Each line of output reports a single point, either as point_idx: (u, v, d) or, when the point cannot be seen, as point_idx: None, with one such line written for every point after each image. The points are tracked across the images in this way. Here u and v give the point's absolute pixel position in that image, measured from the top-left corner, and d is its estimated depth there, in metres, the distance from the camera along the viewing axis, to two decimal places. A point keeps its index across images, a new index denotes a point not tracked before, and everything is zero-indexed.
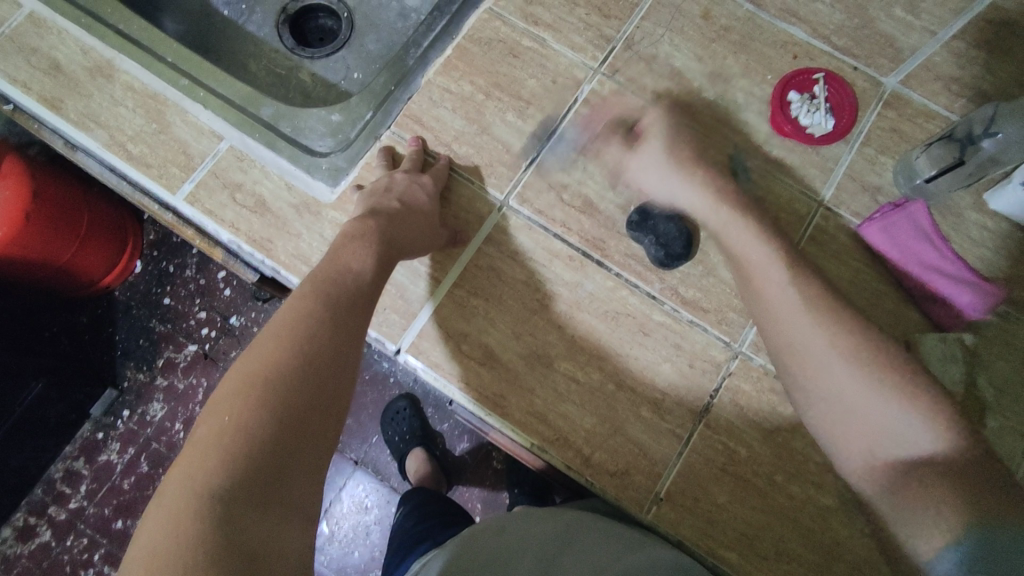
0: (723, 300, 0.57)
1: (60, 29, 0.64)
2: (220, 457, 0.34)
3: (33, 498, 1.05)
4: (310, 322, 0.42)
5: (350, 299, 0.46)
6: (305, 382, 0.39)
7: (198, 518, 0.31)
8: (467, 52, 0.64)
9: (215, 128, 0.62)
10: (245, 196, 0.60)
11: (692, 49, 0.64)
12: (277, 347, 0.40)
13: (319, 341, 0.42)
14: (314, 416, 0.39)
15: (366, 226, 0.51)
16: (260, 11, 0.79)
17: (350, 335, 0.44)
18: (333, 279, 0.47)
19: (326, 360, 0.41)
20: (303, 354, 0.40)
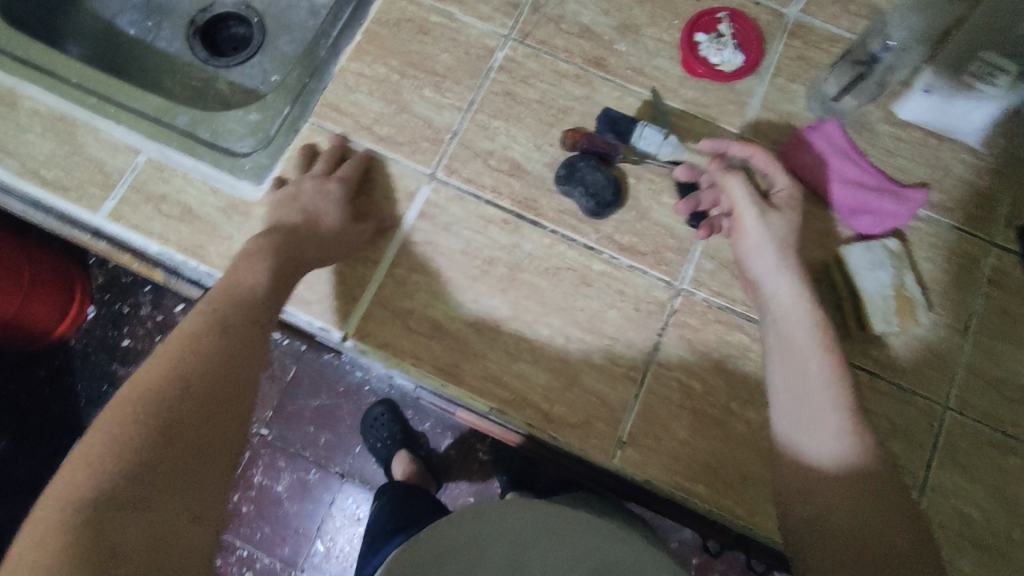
0: (658, 242, 0.59)
1: None
2: (95, 468, 0.38)
3: None
4: (195, 344, 0.44)
5: (244, 312, 0.48)
6: (182, 405, 0.42)
7: (68, 527, 0.35)
8: (377, 35, 0.64)
9: (130, 143, 0.61)
10: (170, 206, 0.60)
11: (598, 4, 0.65)
12: (165, 365, 0.43)
13: (205, 356, 0.44)
14: (190, 436, 0.41)
15: (266, 243, 0.51)
16: (168, 27, 0.78)
17: (238, 353, 0.46)
18: (226, 298, 0.48)
19: (210, 381, 0.43)
20: (184, 369, 0.43)
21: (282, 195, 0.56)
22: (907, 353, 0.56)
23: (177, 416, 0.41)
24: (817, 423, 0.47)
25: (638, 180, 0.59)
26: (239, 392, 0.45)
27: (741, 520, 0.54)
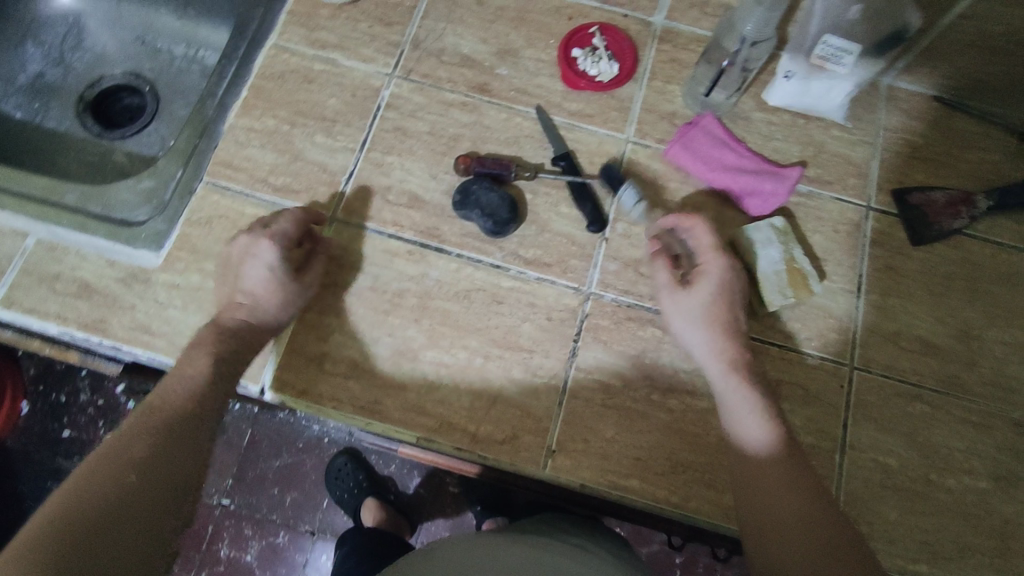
0: (562, 250, 0.60)
1: None
2: None
3: None
4: (135, 452, 0.42)
5: (182, 418, 0.46)
6: (103, 524, 0.39)
7: None
8: (263, 89, 0.65)
9: (17, 227, 0.60)
10: (66, 284, 0.59)
11: (475, 34, 0.68)
12: (88, 485, 0.40)
13: (139, 469, 0.42)
14: (112, 558, 0.38)
15: (212, 332, 0.51)
16: (57, 107, 0.77)
17: (176, 463, 0.44)
18: (166, 401, 0.46)
19: (142, 495, 0.41)
20: (112, 488, 0.40)
21: (229, 263, 0.55)
22: (810, 323, 0.58)
23: (96, 536, 0.38)
24: (746, 419, 0.50)
25: (534, 195, 0.62)
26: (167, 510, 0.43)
27: (679, 508, 0.54)
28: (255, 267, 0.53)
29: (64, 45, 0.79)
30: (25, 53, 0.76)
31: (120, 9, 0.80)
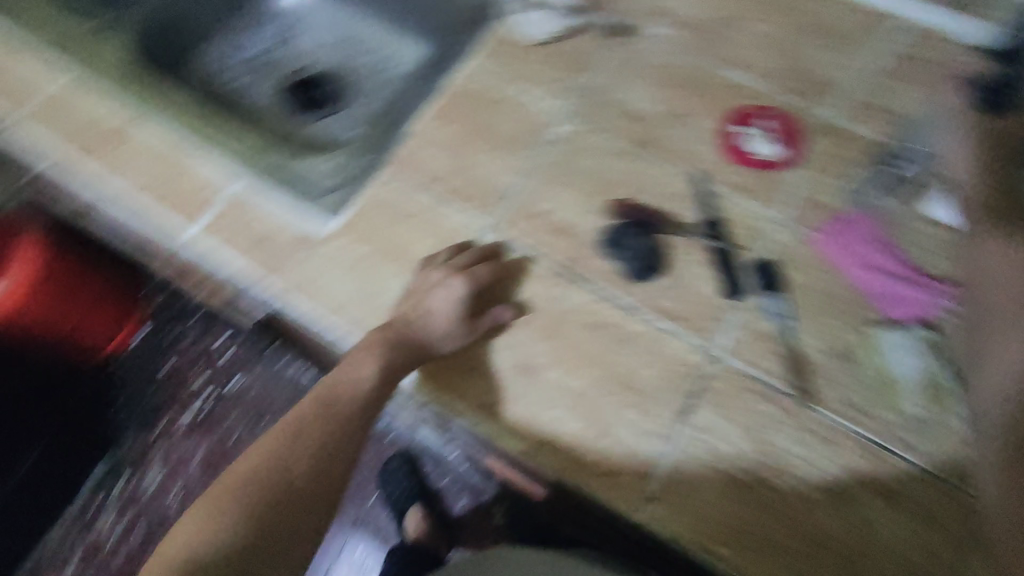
0: (695, 309, 0.62)
1: (90, 96, 0.73)
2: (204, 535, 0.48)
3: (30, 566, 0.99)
4: (310, 439, 0.53)
5: (352, 415, 0.56)
6: (282, 495, 0.50)
7: None
8: (451, 103, 0.73)
9: (222, 177, 0.69)
10: (250, 232, 0.66)
11: (650, 93, 0.73)
12: (271, 460, 0.52)
13: (311, 455, 0.53)
14: (288, 524, 0.50)
15: (381, 339, 0.58)
16: (266, 81, 0.91)
17: (339, 454, 0.54)
18: (340, 396, 0.57)
19: (315, 477, 0.52)
20: (287, 465, 0.52)
21: (419, 290, 0.61)
22: (940, 440, 0.56)
23: (276, 502, 0.50)
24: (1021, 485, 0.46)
25: (679, 250, 0.64)
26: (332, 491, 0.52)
27: None
28: (442, 295, 0.59)
29: (285, 35, 0.95)
30: (255, 39, 0.94)
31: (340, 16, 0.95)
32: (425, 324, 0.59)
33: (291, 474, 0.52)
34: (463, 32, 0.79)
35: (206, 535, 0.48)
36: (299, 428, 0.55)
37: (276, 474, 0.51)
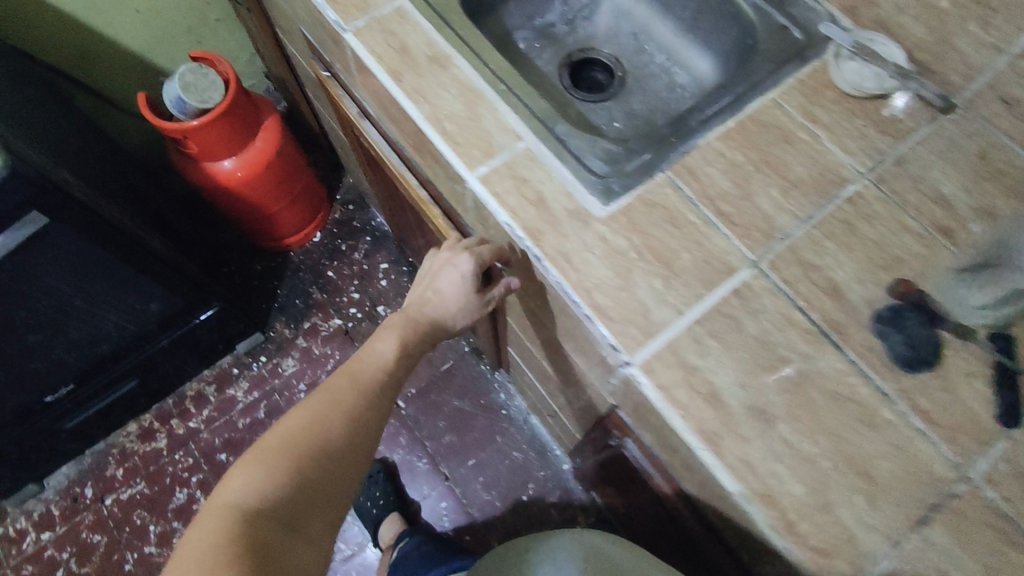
0: (959, 421, 0.57)
1: (416, 23, 0.78)
2: (253, 481, 0.59)
3: (273, 400, 1.50)
4: (347, 402, 0.68)
5: (374, 385, 0.72)
6: (323, 448, 0.63)
7: (230, 524, 0.56)
8: (746, 128, 0.72)
9: (516, 130, 0.72)
10: (529, 190, 0.69)
11: (963, 181, 0.67)
12: (311, 418, 0.65)
13: (345, 415, 0.67)
14: (325, 471, 0.62)
15: (394, 322, 0.80)
16: (549, 52, 0.94)
17: (371, 418, 0.69)
18: (364, 370, 0.72)
19: (354, 435, 0.66)
20: (330, 420, 0.66)
21: (443, 267, 0.81)
22: None
23: (319, 454, 0.63)
24: None
25: (954, 353, 0.60)
26: (356, 452, 0.65)
27: None
28: (449, 275, 0.79)
29: (579, 14, 0.97)
30: (550, 8, 0.96)
31: (634, 9, 0.95)
32: (434, 300, 0.81)
33: (323, 429, 0.64)
34: (772, 54, 0.77)
35: (250, 485, 0.59)
36: (325, 395, 0.69)
37: (314, 433, 0.64)
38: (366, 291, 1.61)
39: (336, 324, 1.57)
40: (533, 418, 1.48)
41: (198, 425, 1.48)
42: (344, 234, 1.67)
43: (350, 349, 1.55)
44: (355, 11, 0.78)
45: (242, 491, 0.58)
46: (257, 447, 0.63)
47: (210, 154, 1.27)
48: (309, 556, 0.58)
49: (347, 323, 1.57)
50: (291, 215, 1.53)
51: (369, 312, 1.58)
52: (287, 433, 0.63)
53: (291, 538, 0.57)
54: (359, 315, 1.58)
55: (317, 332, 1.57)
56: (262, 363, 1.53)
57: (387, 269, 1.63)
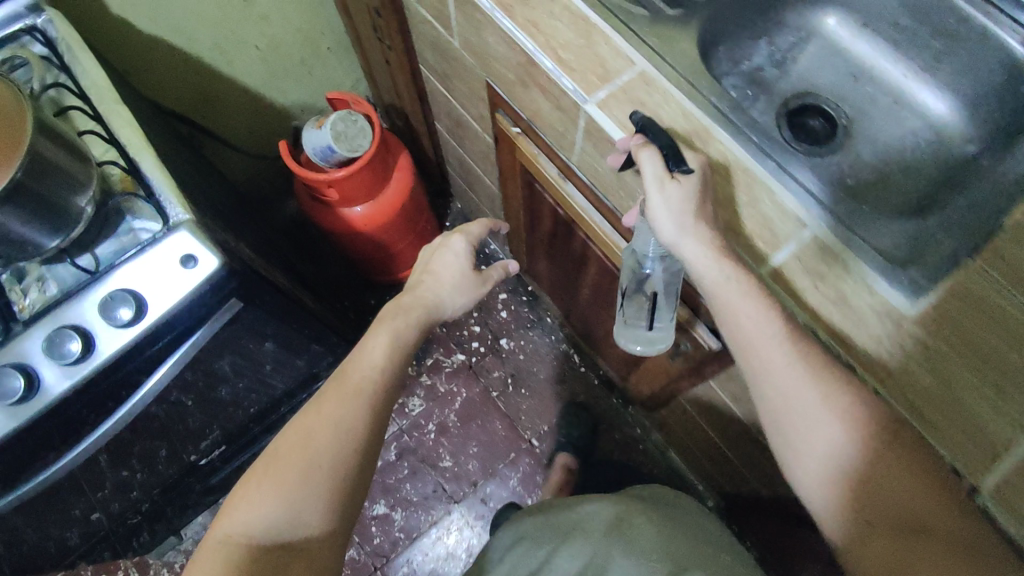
0: None
1: (665, 90, 0.70)
2: (246, 509, 0.68)
3: (401, 442, 1.46)
4: (329, 410, 0.73)
5: (359, 394, 0.75)
6: (300, 462, 0.69)
7: (223, 548, 0.65)
8: None
9: (801, 215, 0.65)
10: (828, 288, 0.63)
11: None
12: (291, 438, 0.71)
13: (329, 429, 0.72)
14: (289, 480, 0.69)
15: (385, 321, 0.84)
16: (764, 100, 0.85)
17: (347, 418, 0.73)
18: (350, 375, 0.77)
19: (327, 449, 0.71)
20: (314, 438, 0.71)
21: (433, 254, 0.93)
22: None
23: (296, 468, 0.69)
24: None
25: None
26: (342, 462, 0.71)
27: None
28: (439, 258, 0.93)
29: (789, 52, 0.88)
30: (756, 49, 0.87)
31: (852, 48, 0.87)
32: (429, 279, 0.91)
33: (336, 455, 0.70)
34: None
35: (265, 519, 0.67)
36: (327, 406, 0.73)
37: (304, 451, 0.70)
38: (486, 323, 1.55)
39: (459, 359, 1.52)
40: (671, 454, 1.42)
41: None
42: None
43: (475, 385, 1.50)
44: (596, 79, 0.71)
45: (268, 520, 0.67)
46: (269, 473, 0.69)
47: (349, 199, 1.21)
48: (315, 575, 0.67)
49: (470, 358, 1.52)
50: (411, 250, 1.47)
51: (492, 345, 1.53)
52: (295, 461, 0.69)
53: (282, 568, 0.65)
54: (481, 349, 1.53)
55: (440, 368, 1.51)
56: None
57: (505, 299, 1.57)
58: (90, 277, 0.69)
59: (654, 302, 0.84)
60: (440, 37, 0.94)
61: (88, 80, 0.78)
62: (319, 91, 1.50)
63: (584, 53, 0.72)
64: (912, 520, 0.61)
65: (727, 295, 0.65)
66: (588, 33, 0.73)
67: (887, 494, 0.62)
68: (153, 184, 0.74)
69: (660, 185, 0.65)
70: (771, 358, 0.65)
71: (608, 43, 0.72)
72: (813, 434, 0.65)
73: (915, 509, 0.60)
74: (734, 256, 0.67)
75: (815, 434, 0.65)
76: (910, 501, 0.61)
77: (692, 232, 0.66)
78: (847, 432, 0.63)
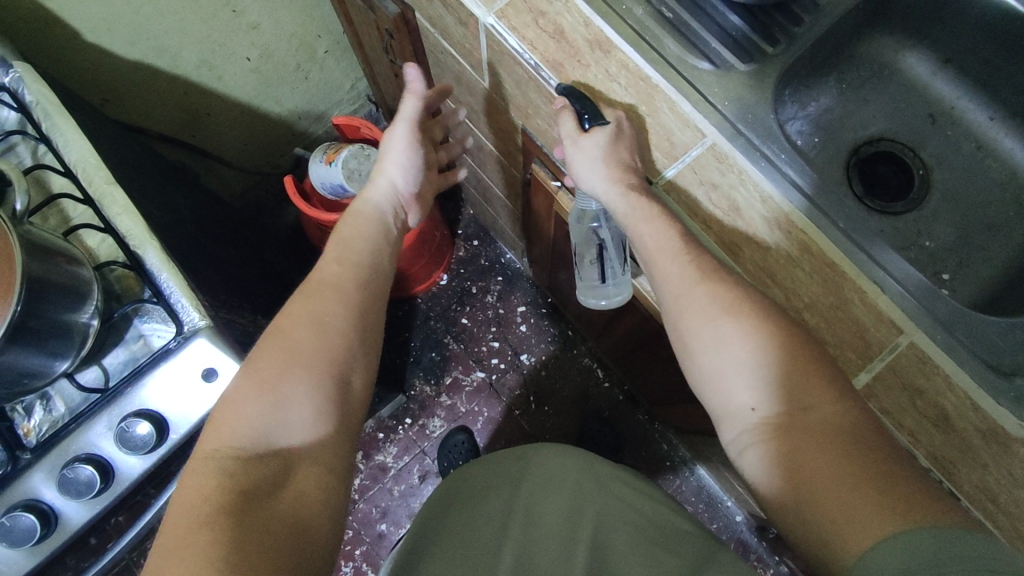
0: None
1: (741, 169, 0.62)
2: (225, 426, 0.57)
3: (423, 463, 1.42)
4: (322, 304, 0.66)
5: (354, 288, 0.69)
6: (288, 365, 0.61)
7: (214, 484, 0.53)
8: None
9: (896, 320, 0.58)
10: (928, 405, 0.56)
11: None
12: (272, 339, 0.63)
13: (320, 326, 0.64)
14: (276, 374, 0.60)
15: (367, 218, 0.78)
16: (833, 149, 0.77)
17: (339, 312, 0.66)
18: (345, 261, 0.72)
19: (317, 347, 0.63)
20: (303, 334, 0.63)
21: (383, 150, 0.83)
22: None
23: (283, 370, 0.60)
24: None
25: None
26: (336, 358, 0.63)
27: None
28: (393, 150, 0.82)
29: (860, 88, 0.78)
30: (827, 88, 0.77)
31: (931, 85, 0.78)
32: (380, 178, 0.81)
33: (315, 353, 0.62)
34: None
35: (259, 425, 0.57)
36: (300, 313, 0.65)
37: (289, 348, 0.62)
38: (505, 338, 1.49)
39: (479, 377, 1.47)
40: (699, 467, 1.40)
41: (351, 495, 1.39)
42: (472, 275, 1.52)
43: (498, 404, 1.45)
44: (661, 155, 0.63)
45: (259, 426, 0.57)
46: (250, 373, 0.59)
47: None
48: (320, 484, 0.58)
49: (491, 375, 1.47)
50: (427, 267, 1.39)
51: (512, 361, 1.47)
52: (279, 353, 0.61)
53: (286, 476, 0.57)
54: (502, 366, 1.47)
55: (460, 387, 1.46)
56: (407, 426, 1.44)
57: (524, 313, 1.50)
58: (100, 396, 0.62)
59: (605, 249, 0.81)
60: (466, 73, 0.83)
61: (74, 155, 0.67)
62: (318, 96, 1.37)
63: (645, 124, 0.63)
64: (786, 404, 0.54)
65: (636, 224, 0.61)
66: (650, 99, 0.64)
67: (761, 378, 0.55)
68: (161, 282, 0.65)
69: (576, 143, 0.64)
70: (671, 272, 0.59)
71: (674, 111, 0.63)
72: (719, 361, 0.57)
73: (794, 387, 0.54)
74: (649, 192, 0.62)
75: (716, 359, 0.57)
76: (779, 377, 0.54)
77: (603, 176, 0.63)
78: (749, 344, 0.55)
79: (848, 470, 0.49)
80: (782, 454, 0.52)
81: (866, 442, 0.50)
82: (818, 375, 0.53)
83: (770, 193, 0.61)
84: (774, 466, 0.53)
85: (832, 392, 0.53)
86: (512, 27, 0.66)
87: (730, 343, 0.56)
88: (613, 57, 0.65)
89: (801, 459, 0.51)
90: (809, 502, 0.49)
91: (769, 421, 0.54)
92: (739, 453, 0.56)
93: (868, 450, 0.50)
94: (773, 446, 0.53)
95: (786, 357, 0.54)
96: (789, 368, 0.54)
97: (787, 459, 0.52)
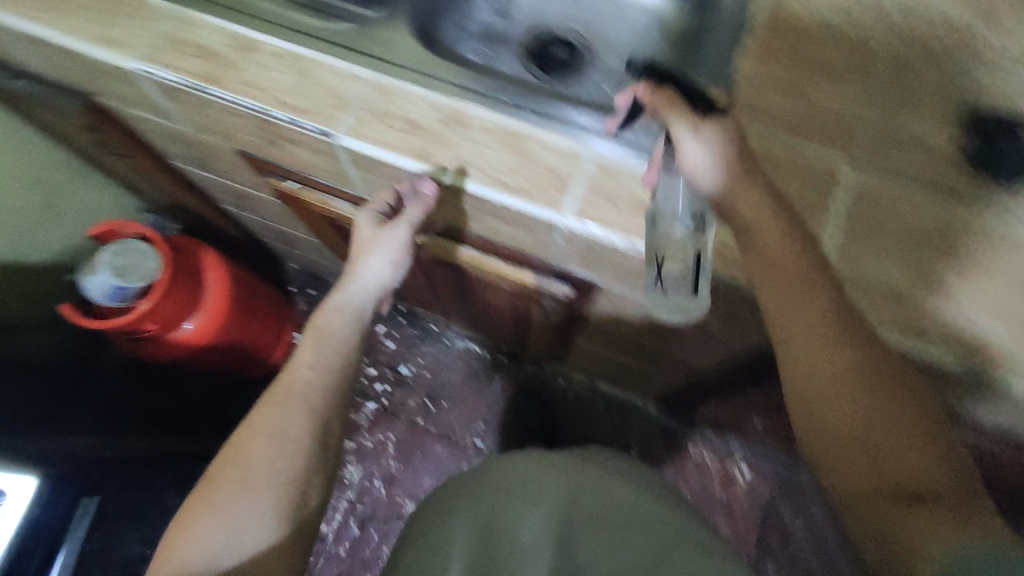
0: None
1: (405, 92, 0.69)
2: (183, 535, 0.61)
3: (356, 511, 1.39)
4: (292, 418, 0.69)
5: (316, 396, 0.72)
6: (244, 480, 0.64)
7: None
8: (768, 40, 0.71)
9: (576, 150, 0.66)
10: (626, 202, 0.64)
11: None
12: (233, 454, 0.66)
13: (286, 440, 0.67)
14: (232, 491, 0.63)
15: (340, 308, 0.80)
16: (507, 54, 0.88)
17: (302, 429, 0.69)
18: (309, 369, 0.74)
19: (274, 465, 0.65)
20: (271, 450, 0.66)
21: (368, 238, 0.79)
22: None
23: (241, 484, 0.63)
24: None
25: None
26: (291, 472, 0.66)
27: None
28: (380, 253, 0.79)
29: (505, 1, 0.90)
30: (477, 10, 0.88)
31: None
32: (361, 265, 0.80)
33: (267, 471, 0.65)
34: None
35: (211, 544, 0.60)
36: (257, 426, 0.68)
37: (241, 461, 0.65)
38: (378, 361, 1.50)
39: (371, 408, 1.47)
40: (597, 384, 1.48)
41: None
42: None
43: (399, 422, 1.46)
44: (334, 109, 0.68)
45: (206, 545, 0.60)
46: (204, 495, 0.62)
47: (172, 324, 1.08)
48: None
49: (381, 401, 1.47)
50: (270, 330, 1.37)
51: (395, 378, 1.49)
52: (233, 470, 0.64)
53: None
54: (388, 387, 1.48)
55: (358, 427, 1.45)
56: None
57: (385, 330, 1.52)
58: None
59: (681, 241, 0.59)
60: (167, 127, 0.86)
61: None
62: (83, 225, 1.34)
63: (309, 90, 0.69)
64: (871, 456, 0.56)
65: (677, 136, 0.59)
66: (305, 70, 0.70)
67: (850, 434, 0.56)
68: None
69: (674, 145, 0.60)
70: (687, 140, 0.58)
71: (329, 71, 0.70)
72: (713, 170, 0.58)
73: (882, 446, 0.56)
74: (354, 157, 0.70)
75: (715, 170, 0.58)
76: (870, 437, 0.56)
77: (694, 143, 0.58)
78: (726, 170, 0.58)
79: (918, 521, 0.54)
80: (868, 495, 0.56)
81: (916, 465, 0.55)
82: (852, 379, 0.56)
83: (438, 100, 0.69)
84: (856, 503, 0.57)
85: (912, 438, 0.55)
86: (159, 62, 0.70)
87: (814, 375, 0.57)
88: (259, 51, 0.71)
89: (836, 407, 0.56)
90: (886, 537, 0.55)
91: (861, 473, 0.57)
92: (824, 470, 0.59)
93: (948, 509, 0.54)
94: (817, 391, 0.57)
95: (891, 406, 0.56)
96: (899, 437, 0.56)
97: (839, 401, 0.56)
